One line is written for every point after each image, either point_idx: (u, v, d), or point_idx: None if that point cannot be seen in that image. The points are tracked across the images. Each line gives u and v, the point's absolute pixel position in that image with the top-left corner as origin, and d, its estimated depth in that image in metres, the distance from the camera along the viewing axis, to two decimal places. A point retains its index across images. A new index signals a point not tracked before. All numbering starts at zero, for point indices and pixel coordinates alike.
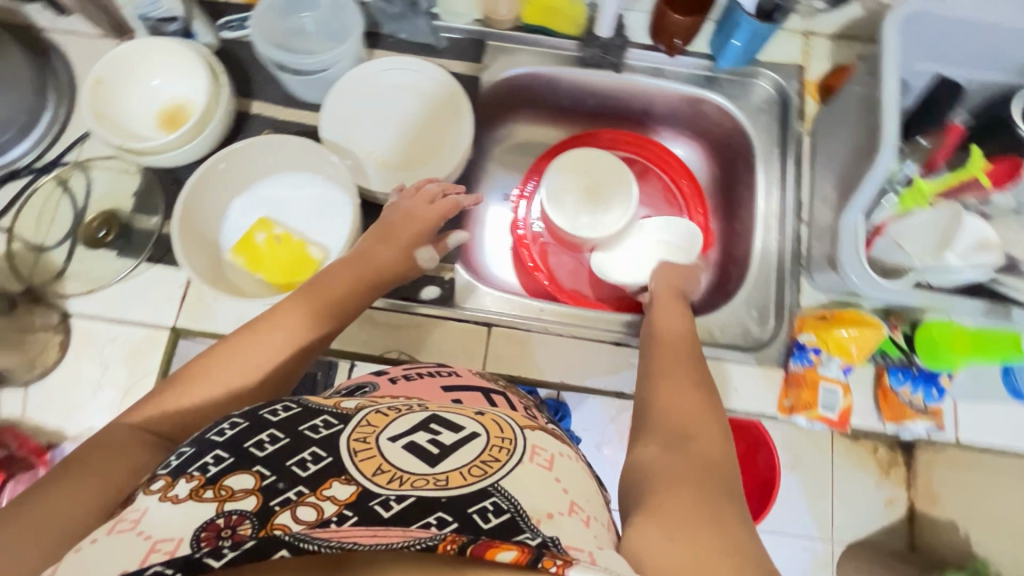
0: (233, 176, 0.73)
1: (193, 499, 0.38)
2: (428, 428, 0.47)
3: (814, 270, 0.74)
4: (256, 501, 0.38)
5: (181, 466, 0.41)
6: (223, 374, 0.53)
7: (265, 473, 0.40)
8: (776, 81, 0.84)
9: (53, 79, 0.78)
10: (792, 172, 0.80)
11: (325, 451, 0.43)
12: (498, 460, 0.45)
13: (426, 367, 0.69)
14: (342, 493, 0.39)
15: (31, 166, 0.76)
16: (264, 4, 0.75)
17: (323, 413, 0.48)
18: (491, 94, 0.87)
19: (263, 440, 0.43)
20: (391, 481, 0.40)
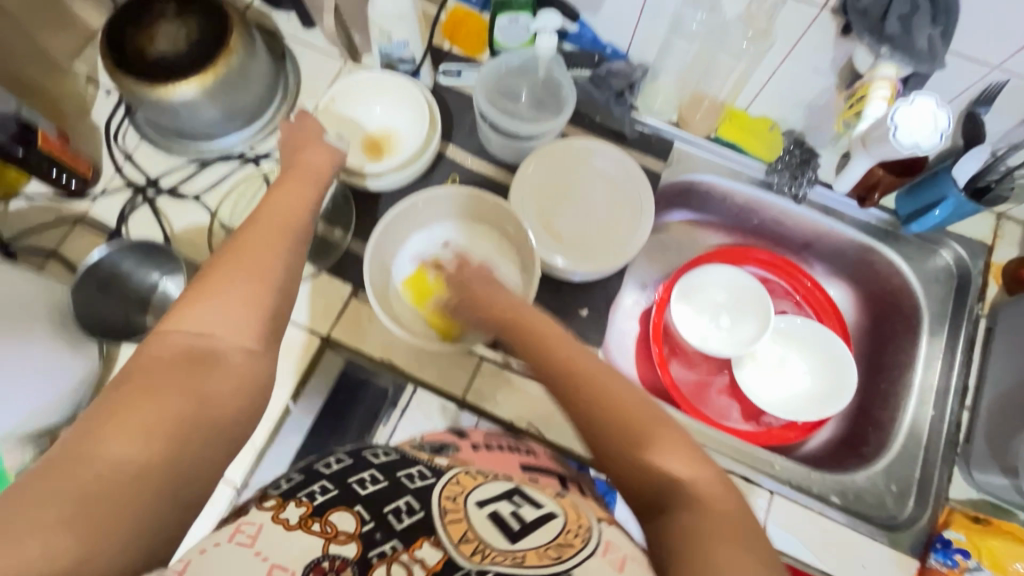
0: (430, 212, 0.77)
1: (302, 528, 0.37)
2: (511, 499, 0.44)
3: (975, 463, 0.72)
4: (354, 548, 0.37)
5: (293, 493, 0.42)
6: (236, 288, 0.48)
7: (364, 515, 0.40)
8: (960, 256, 0.81)
9: (284, 84, 0.86)
10: (962, 353, 0.78)
11: (420, 503, 0.41)
12: (575, 546, 0.39)
13: (504, 440, 0.67)
14: (431, 557, 0.37)
15: (243, 154, 0.83)
16: (490, 67, 0.81)
17: (418, 465, 0.49)
18: (665, 190, 0.89)
19: (364, 479, 0.45)
20: (474, 554, 0.37)
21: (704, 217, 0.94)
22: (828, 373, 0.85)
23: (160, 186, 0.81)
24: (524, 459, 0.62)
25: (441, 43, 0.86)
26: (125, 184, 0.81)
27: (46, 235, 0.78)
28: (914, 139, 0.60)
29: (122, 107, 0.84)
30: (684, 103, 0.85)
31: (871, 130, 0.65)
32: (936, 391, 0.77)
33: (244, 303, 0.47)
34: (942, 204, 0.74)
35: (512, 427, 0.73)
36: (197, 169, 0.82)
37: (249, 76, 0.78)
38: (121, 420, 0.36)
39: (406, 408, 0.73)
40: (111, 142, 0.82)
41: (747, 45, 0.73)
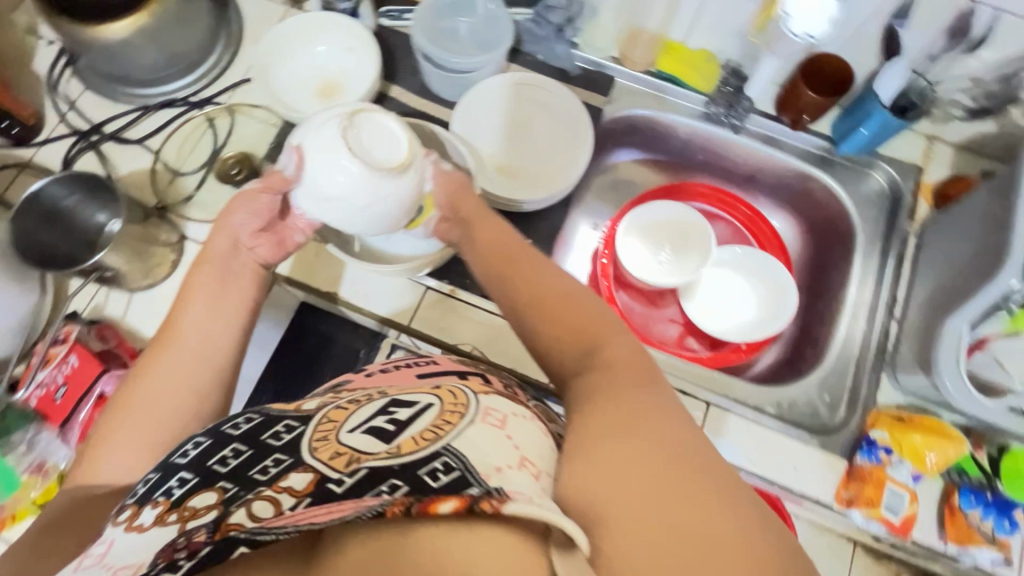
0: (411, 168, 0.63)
1: (155, 526, 0.36)
2: (385, 411, 0.44)
3: (900, 367, 0.74)
4: (214, 514, 0.36)
5: (145, 493, 0.39)
6: (140, 383, 0.53)
7: (226, 487, 0.38)
8: (892, 177, 0.83)
9: (226, 29, 0.85)
10: (890, 270, 0.80)
11: (287, 455, 0.40)
12: (451, 421, 0.41)
13: (402, 359, 0.62)
14: (300, 483, 0.37)
15: (186, 99, 0.83)
16: (429, 1, 0.83)
17: (284, 419, 0.45)
18: (610, 126, 0.90)
19: (225, 456, 0.41)
20: (347, 464, 0.37)
21: (653, 155, 0.96)
22: (772, 300, 0.87)
23: (104, 132, 0.81)
24: (418, 369, 0.58)
25: None
26: (68, 131, 0.81)
27: None
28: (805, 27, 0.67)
29: (62, 56, 0.84)
30: (623, 40, 0.87)
31: None
32: (869, 306, 0.80)
33: (140, 404, 0.52)
34: (868, 121, 0.77)
35: (458, 351, 0.75)
36: (140, 115, 0.82)
37: (186, 18, 0.78)
38: (48, 544, 0.45)
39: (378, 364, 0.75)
40: (54, 91, 0.83)
41: None
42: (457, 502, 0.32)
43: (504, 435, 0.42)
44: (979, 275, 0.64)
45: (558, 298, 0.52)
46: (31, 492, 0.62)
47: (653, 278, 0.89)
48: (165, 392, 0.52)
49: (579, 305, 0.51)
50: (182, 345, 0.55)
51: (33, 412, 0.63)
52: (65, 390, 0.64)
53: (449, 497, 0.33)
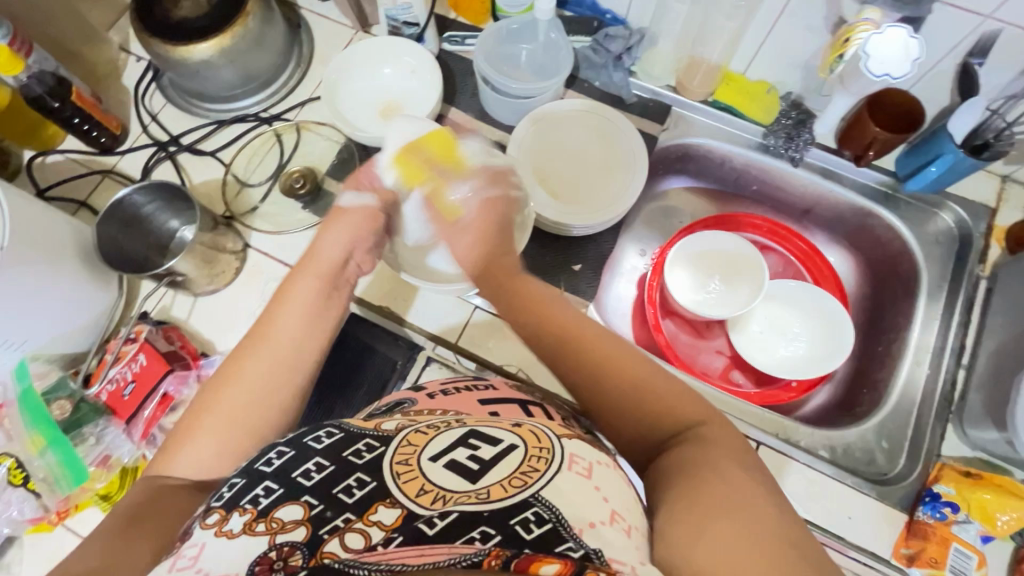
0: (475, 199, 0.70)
1: (245, 533, 0.36)
2: (467, 443, 0.44)
3: (968, 420, 0.71)
4: (303, 532, 0.35)
5: (231, 499, 0.39)
6: (245, 383, 0.55)
7: (313, 502, 0.38)
8: (961, 218, 0.80)
9: (298, 51, 0.90)
10: (960, 314, 0.77)
11: (371, 476, 0.40)
12: (538, 470, 0.41)
13: (462, 380, 0.65)
14: (389, 518, 0.36)
15: (257, 115, 0.88)
16: (492, 28, 0.85)
17: (364, 437, 0.45)
18: (663, 153, 0.90)
19: (308, 470, 0.41)
20: (435, 503, 0.37)
21: (704, 184, 0.95)
22: (826, 338, 0.84)
23: (181, 143, 0.86)
24: (480, 394, 0.60)
25: (447, 13, 0.90)
26: (149, 141, 0.87)
27: (79, 185, 0.84)
28: (885, 66, 0.65)
29: (149, 72, 0.90)
30: (682, 67, 0.87)
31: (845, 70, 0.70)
32: (933, 351, 0.76)
33: (237, 403, 0.54)
34: (938, 161, 0.75)
35: (502, 371, 0.75)
36: (214, 128, 0.87)
37: (265, 40, 0.83)
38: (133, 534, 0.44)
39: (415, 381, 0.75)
40: (139, 104, 0.89)
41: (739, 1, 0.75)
42: (560, 565, 0.31)
43: (592, 487, 0.41)
44: None
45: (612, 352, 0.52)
46: (95, 483, 0.65)
47: (700, 308, 0.88)
48: (255, 390, 0.55)
49: (635, 362, 0.51)
50: (277, 350, 0.57)
51: (102, 407, 0.66)
52: (132, 387, 0.67)
53: (552, 559, 0.31)
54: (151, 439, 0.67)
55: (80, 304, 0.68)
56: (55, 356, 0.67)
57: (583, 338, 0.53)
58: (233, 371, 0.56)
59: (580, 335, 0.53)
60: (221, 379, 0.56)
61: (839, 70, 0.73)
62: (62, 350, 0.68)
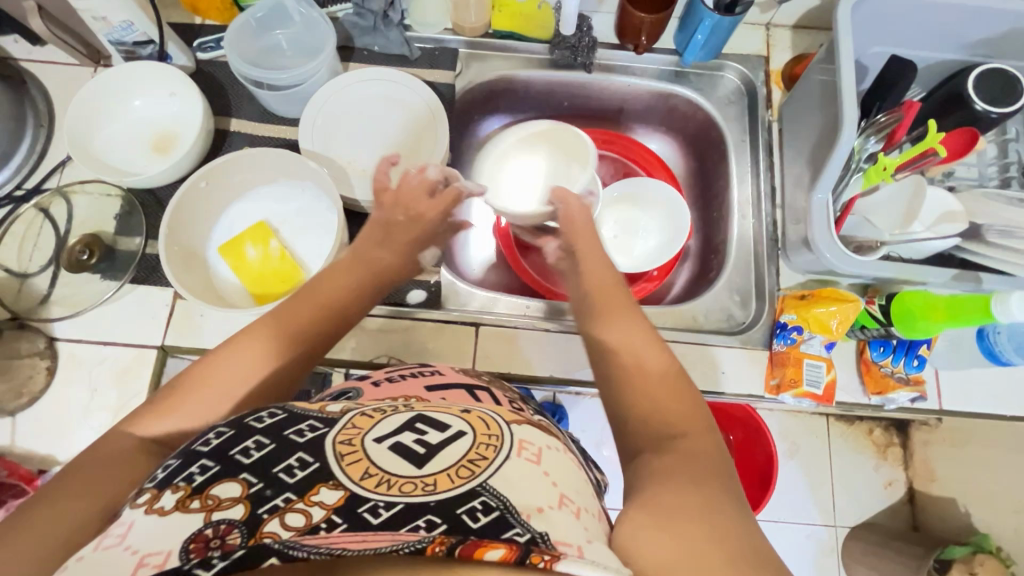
0: (213, 196, 0.74)
1: (177, 510, 0.34)
2: (414, 427, 0.42)
3: (790, 250, 0.76)
4: (240, 509, 0.35)
5: (164, 478, 0.38)
6: (206, 399, 0.49)
7: (251, 479, 0.36)
8: (742, 73, 0.86)
9: (31, 108, 0.79)
10: (764, 160, 0.83)
11: (314, 456, 0.38)
12: (487, 456, 0.40)
13: (408, 367, 0.65)
14: (330, 496, 0.35)
15: (11, 194, 0.76)
16: (237, 24, 0.76)
17: (308, 417, 0.43)
18: (465, 99, 0.89)
19: (247, 447, 0.39)
20: (379, 485, 0.36)
21: (522, 116, 0.96)
22: (667, 222, 0.89)
23: None
24: (426, 381, 0.60)
25: (190, 19, 0.82)
26: None
27: None
28: None
29: None
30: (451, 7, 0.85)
31: None
32: (752, 200, 0.82)
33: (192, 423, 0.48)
34: (701, 28, 0.78)
35: (374, 365, 0.73)
36: None
37: None
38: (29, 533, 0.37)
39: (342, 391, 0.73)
40: None
41: None
42: (505, 549, 0.31)
43: (541, 473, 0.41)
44: (833, 143, 0.66)
45: (629, 336, 0.54)
46: None
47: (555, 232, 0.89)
48: (198, 411, 0.48)
49: (650, 371, 0.51)
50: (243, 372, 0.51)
51: None
52: None
53: (497, 544, 0.32)
54: None
55: None
56: None
57: (603, 321, 0.56)
58: (201, 378, 0.50)
59: (600, 322, 0.57)
60: (181, 385, 0.50)
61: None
62: None
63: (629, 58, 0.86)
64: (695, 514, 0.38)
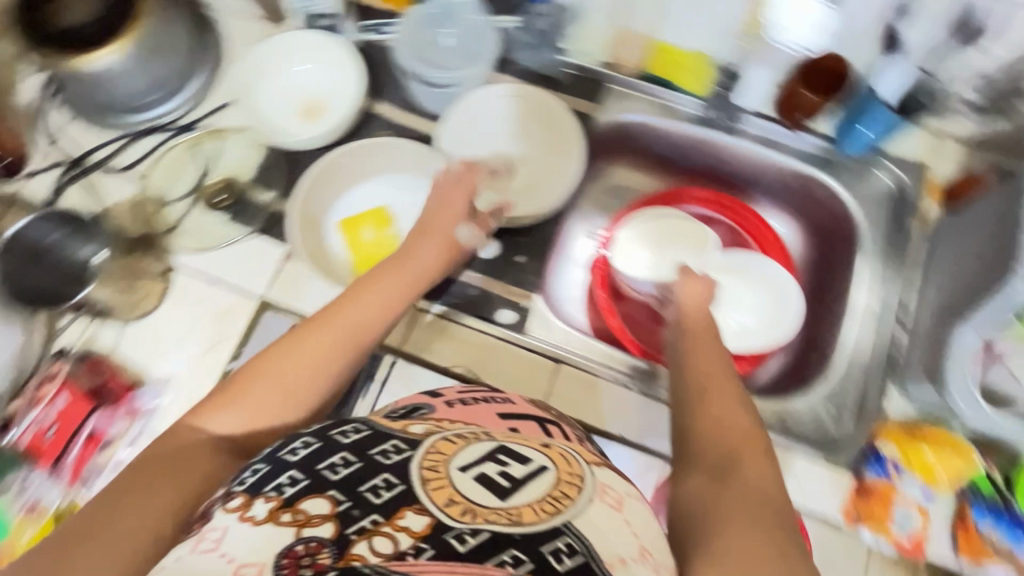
0: (332, 176, 0.77)
1: (269, 521, 0.38)
2: (496, 457, 0.43)
3: (907, 376, 0.72)
4: (330, 527, 0.38)
5: (255, 486, 0.41)
6: (286, 370, 0.54)
7: (339, 497, 0.40)
8: (899, 177, 0.80)
9: (209, 51, 0.85)
10: (898, 274, 0.79)
11: (398, 477, 0.40)
12: (569, 496, 0.40)
13: (480, 390, 0.65)
14: (417, 523, 0.37)
15: (172, 124, 0.83)
16: (412, 17, 0.81)
17: (391, 438, 0.45)
18: (602, 135, 0.88)
19: (335, 463, 0.43)
20: (463, 515, 0.38)
21: (647, 160, 0.93)
22: (780, 309, 0.81)
23: (90, 162, 0.81)
24: (499, 408, 0.59)
25: None
26: (55, 163, 0.81)
27: None
28: None
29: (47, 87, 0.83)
30: (612, 41, 0.84)
31: None
32: (876, 313, 0.78)
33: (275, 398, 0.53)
34: None
35: (450, 374, 0.73)
36: (125, 143, 0.82)
37: (168, 43, 0.77)
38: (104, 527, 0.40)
39: (384, 380, 0.72)
40: (39, 121, 0.82)
41: None
42: None
43: (621, 517, 0.41)
44: (991, 280, 0.62)
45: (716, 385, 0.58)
46: (24, 535, 0.62)
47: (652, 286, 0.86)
48: (267, 396, 0.52)
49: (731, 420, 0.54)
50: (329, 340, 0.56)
51: (26, 454, 0.64)
52: (55, 430, 0.66)
53: None
54: (83, 480, 0.65)
55: None
56: None
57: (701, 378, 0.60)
58: (263, 365, 0.54)
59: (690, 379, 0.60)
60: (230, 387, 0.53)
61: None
62: None
63: (780, 133, 0.83)
64: (775, 567, 0.38)
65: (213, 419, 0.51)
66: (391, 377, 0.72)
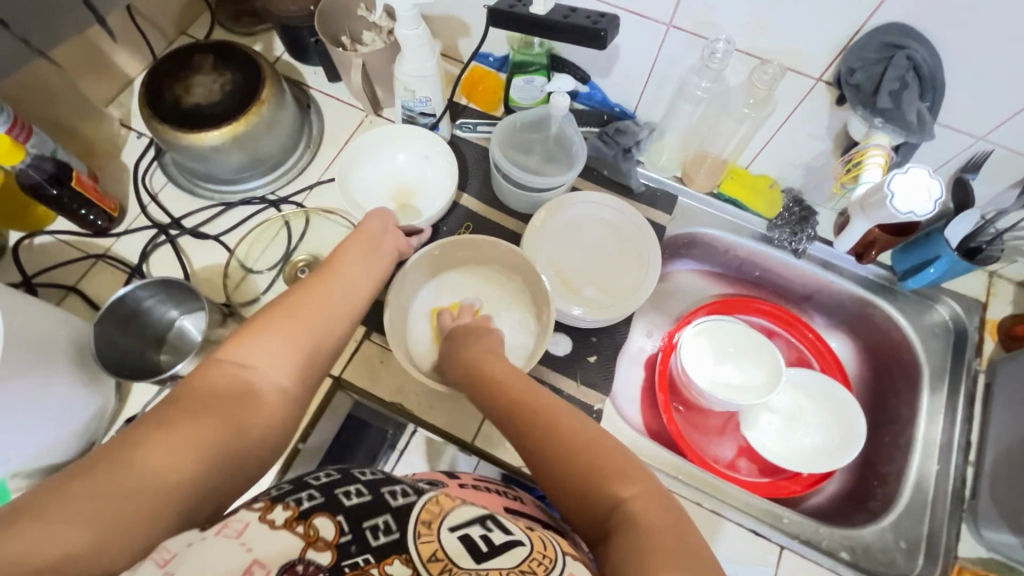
0: (438, 263, 0.81)
1: (284, 529, 0.39)
2: (485, 524, 0.44)
3: (982, 519, 0.71)
4: (327, 557, 0.38)
5: (278, 495, 0.42)
6: (302, 317, 0.54)
7: (344, 527, 0.40)
8: (957, 313, 0.83)
9: (309, 132, 0.90)
10: (965, 410, 0.79)
11: (397, 524, 0.42)
12: (541, 571, 0.40)
13: (495, 484, 0.65)
14: (400, 574, 0.39)
15: (265, 197, 0.86)
16: (507, 122, 0.86)
17: (401, 483, 0.48)
18: (670, 242, 0.92)
19: (349, 491, 0.44)
20: (440, 573, 0.39)
21: (708, 268, 0.97)
22: (835, 431, 0.85)
23: (184, 226, 0.83)
24: (507, 502, 0.59)
25: (459, 99, 0.92)
26: (149, 224, 0.83)
27: (66, 271, 0.80)
28: (909, 205, 0.67)
29: (151, 149, 0.87)
30: (688, 158, 0.89)
31: (869, 193, 0.72)
32: (942, 447, 0.79)
33: (284, 344, 0.51)
34: (936, 262, 0.77)
35: (520, 474, 0.73)
36: (220, 211, 0.85)
37: (276, 124, 0.82)
38: (145, 466, 0.38)
39: (404, 449, 0.78)
40: (139, 183, 0.85)
41: (748, 110, 0.77)
42: None
43: None
44: None
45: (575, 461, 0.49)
46: None
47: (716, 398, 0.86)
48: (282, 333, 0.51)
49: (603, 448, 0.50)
50: (336, 303, 0.58)
51: None
52: None
53: None
54: None
55: (68, 410, 0.63)
56: (37, 470, 0.63)
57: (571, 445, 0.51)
58: (283, 313, 0.53)
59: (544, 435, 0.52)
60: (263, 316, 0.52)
61: (858, 191, 0.74)
62: (44, 464, 0.63)
63: (846, 261, 0.86)
64: None
65: (251, 355, 0.49)
66: (411, 445, 0.78)
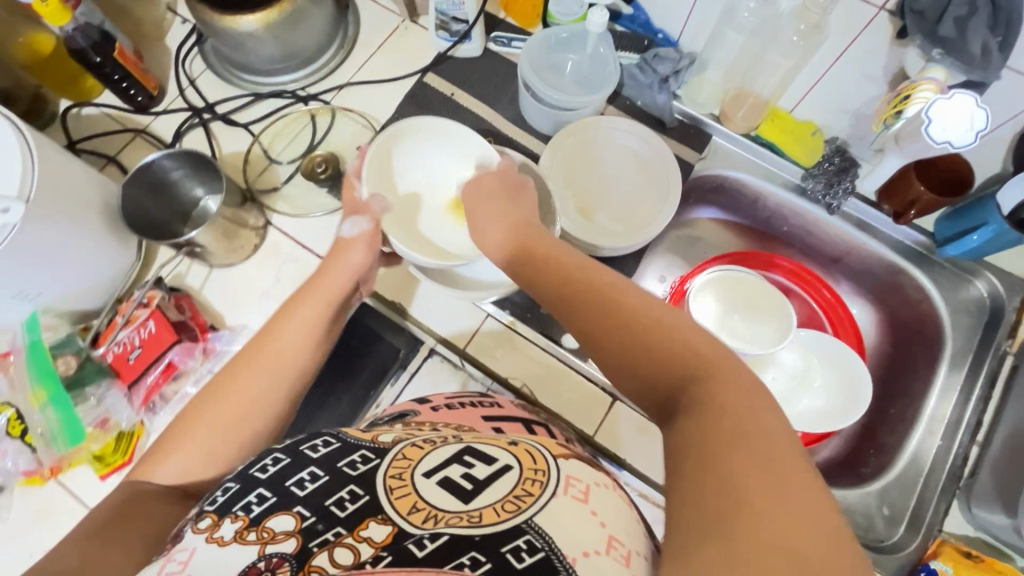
0: None
1: (234, 544, 0.32)
2: (461, 460, 0.38)
3: (976, 499, 0.71)
4: (293, 543, 0.32)
5: (224, 503, 0.35)
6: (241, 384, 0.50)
7: (305, 514, 0.34)
8: (994, 289, 0.78)
9: (343, 32, 0.89)
10: (984, 391, 0.75)
11: (365, 489, 0.35)
12: (532, 493, 0.34)
13: (469, 396, 0.65)
14: (380, 534, 0.32)
15: (294, 92, 0.87)
16: (541, 36, 0.82)
17: (360, 447, 0.40)
18: (696, 183, 0.88)
19: (302, 479, 0.36)
20: (426, 522, 0.33)
21: (733, 218, 0.91)
22: (838, 395, 0.81)
23: (216, 112, 0.86)
24: (485, 411, 0.59)
25: (496, 11, 0.89)
26: (185, 106, 0.86)
27: (109, 142, 0.85)
28: (947, 134, 0.62)
29: (192, 35, 0.89)
30: (728, 96, 0.84)
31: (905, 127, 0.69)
32: (949, 424, 0.75)
33: (217, 428, 0.48)
34: (981, 229, 0.72)
35: (507, 384, 0.74)
36: (250, 101, 0.86)
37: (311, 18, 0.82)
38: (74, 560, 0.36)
39: (416, 370, 0.74)
40: (178, 66, 0.88)
41: (798, 38, 0.71)
42: None
43: (586, 509, 0.35)
44: None
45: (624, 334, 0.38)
46: (92, 443, 0.69)
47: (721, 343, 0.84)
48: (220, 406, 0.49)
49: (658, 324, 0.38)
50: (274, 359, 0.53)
51: (107, 368, 0.69)
52: (138, 352, 0.69)
53: None
54: (150, 406, 0.71)
55: (97, 262, 0.69)
56: (66, 311, 0.69)
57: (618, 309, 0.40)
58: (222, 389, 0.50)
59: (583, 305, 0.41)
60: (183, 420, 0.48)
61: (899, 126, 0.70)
62: (72, 307, 0.70)
63: (881, 220, 0.82)
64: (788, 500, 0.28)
65: (165, 466, 0.45)
66: (423, 368, 0.75)
